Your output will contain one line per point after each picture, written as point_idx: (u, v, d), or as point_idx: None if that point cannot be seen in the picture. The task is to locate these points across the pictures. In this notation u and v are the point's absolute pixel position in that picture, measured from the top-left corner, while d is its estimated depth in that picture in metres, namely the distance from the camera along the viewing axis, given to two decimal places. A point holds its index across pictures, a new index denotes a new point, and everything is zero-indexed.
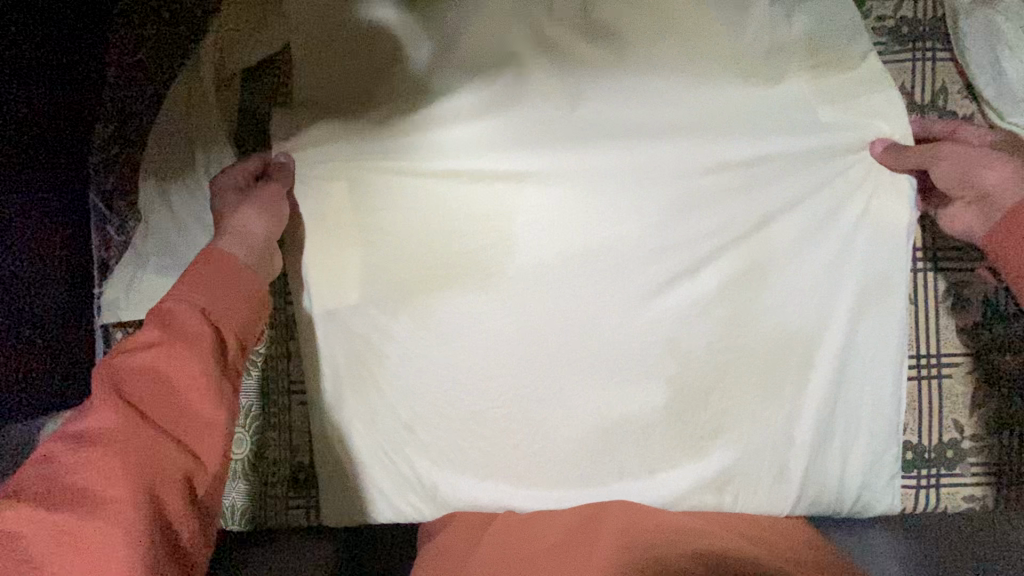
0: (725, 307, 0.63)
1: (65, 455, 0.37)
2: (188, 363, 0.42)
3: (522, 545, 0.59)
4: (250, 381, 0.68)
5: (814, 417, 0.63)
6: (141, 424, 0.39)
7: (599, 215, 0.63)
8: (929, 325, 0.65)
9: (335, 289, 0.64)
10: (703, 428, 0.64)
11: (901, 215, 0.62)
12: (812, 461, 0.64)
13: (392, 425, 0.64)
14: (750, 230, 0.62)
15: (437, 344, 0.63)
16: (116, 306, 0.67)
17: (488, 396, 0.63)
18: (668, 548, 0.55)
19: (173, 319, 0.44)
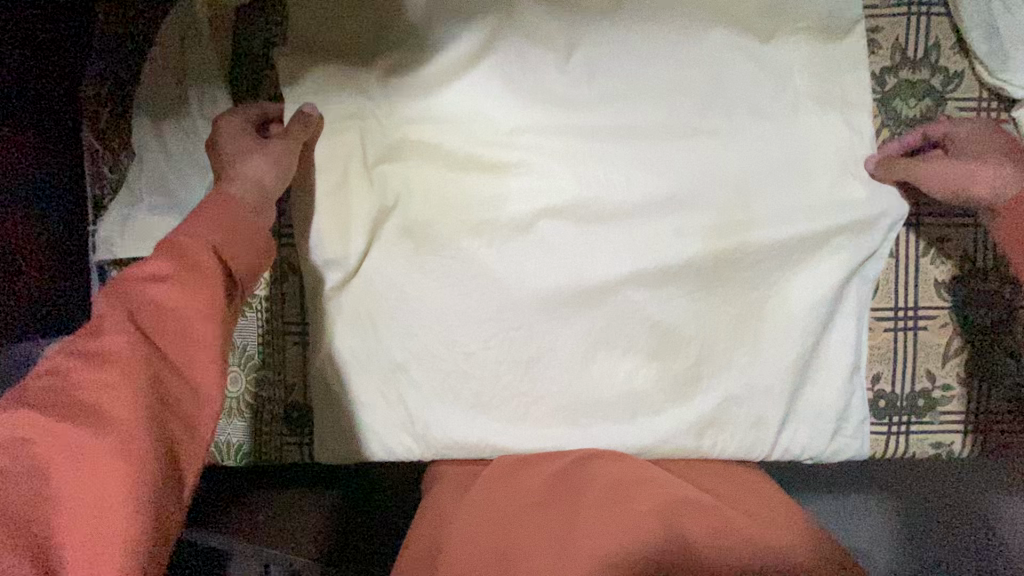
0: (710, 253, 0.64)
1: (75, 371, 0.39)
2: (197, 301, 0.44)
3: (501, 501, 0.57)
4: (246, 321, 0.70)
5: (793, 364, 0.65)
6: (149, 355, 0.41)
7: (591, 160, 0.64)
8: (908, 278, 0.67)
9: (329, 230, 0.64)
10: (686, 370, 0.65)
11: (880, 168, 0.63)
12: (790, 407, 0.66)
13: (383, 365, 0.66)
14: (734, 178, 0.64)
15: (430, 285, 0.64)
16: (111, 244, 0.68)
17: (476, 339, 0.65)
18: (644, 499, 0.53)
19: (185, 254, 0.45)
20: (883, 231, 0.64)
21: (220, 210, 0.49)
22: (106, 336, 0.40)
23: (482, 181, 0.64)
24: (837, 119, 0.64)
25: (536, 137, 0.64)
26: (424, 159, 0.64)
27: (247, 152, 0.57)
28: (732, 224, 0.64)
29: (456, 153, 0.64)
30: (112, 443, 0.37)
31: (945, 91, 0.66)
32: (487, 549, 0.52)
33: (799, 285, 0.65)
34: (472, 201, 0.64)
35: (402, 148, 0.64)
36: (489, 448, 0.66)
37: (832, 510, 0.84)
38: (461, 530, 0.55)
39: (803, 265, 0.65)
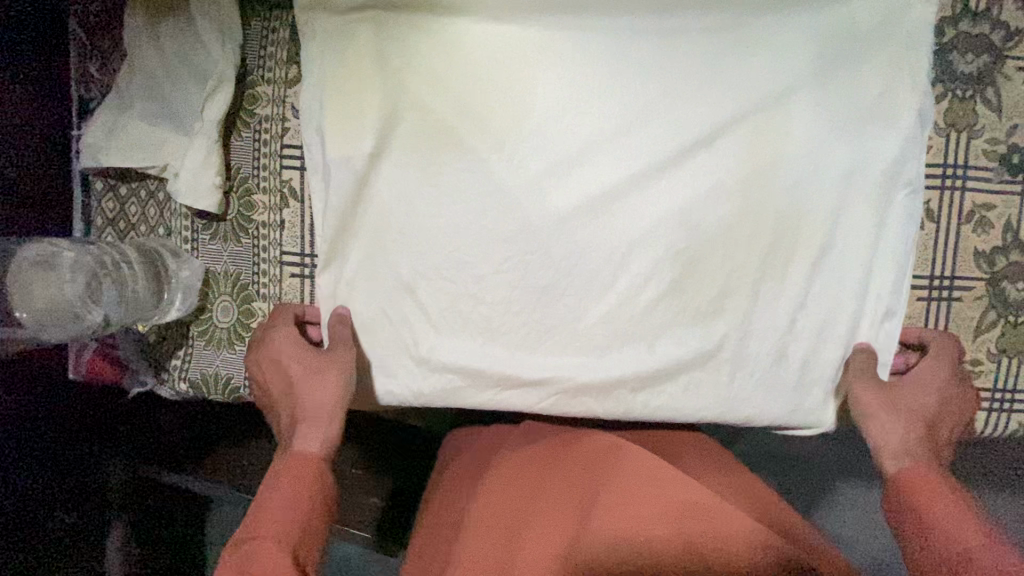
0: (741, 197, 0.61)
1: (260, 503, 0.53)
2: (303, 471, 0.55)
3: (528, 478, 0.61)
4: (240, 248, 0.65)
5: (812, 320, 0.64)
6: (285, 513, 0.51)
7: (621, 90, 0.60)
8: (947, 246, 0.64)
9: (341, 138, 0.61)
10: (703, 305, 0.63)
11: (921, 110, 0.60)
12: (807, 368, 0.64)
13: (393, 289, 0.63)
14: (773, 120, 0.60)
15: (446, 208, 0.61)
16: (95, 152, 0.62)
17: (489, 265, 0.62)
18: (637, 484, 0.55)
19: (294, 455, 0.56)
20: (915, 184, 0.62)
21: (315, 354, 0.61)
22: (265, 503, 0.52)
23: (505, 104, 0.60)
24: (888, 65, 0.60)
25: (565, 61, 0.60)
26: (447, 80, 0.60)
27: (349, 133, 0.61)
28: (763, 163, 0.61)
29: (476, 74, 0.60)
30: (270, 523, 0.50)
31: (1005, 47, 0.62)
32: (505, 517, 0.58)
33: (830, 240, 0.62)
34: (492, 128, 0.61)
35: (424, 66, 0.60)
36: (494, 377, 0.64)
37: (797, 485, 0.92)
38: (492, 486, 0.61)
39: (834, 218, 0.62)
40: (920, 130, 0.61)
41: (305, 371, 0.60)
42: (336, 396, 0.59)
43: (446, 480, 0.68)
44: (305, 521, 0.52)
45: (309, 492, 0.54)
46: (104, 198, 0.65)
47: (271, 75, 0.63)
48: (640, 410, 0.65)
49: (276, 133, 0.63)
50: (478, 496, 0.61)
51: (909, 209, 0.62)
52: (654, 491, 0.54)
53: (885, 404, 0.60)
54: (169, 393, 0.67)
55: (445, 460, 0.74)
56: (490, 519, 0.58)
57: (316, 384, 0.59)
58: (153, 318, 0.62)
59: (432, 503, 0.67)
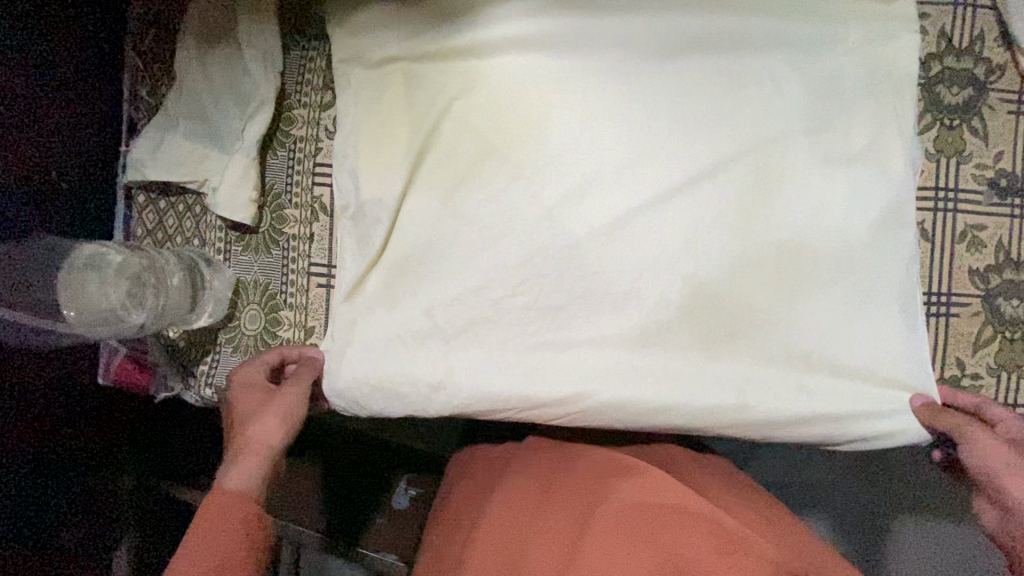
0: (753, 221, 0.62)
1: (213, 514, 0.50)
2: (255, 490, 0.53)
3: (531, 482, 0.61)
4: (271, 258, 0.68)
5: (833, 341, 0.63)
6: (238, 527, 0.49)
7: (636, 121, 0.62)
8: (942, 264, 0.67)
9: (371, 179, 0.64)
10: (720, 331, 0.62)
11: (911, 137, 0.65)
12: (830, 398, 0.62)
13: (414, 313, 0.63)
14: (779, 146, 0.63)
15: (464, 234, 0.63)
16: (142, 166, 0.66)
17: (502, 296, 0.62)
18: (625, 490, 0.55)
19: (246, 468, 0.54)
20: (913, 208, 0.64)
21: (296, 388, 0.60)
22: (217, 517, 0.49)
23: (524, 134, 0.62)
24: (880, 96, 0.64)
25: (586, 94, 0.62)
26: (470, 122, 0.63)
27: (383, 156, 0.64)
28: (768, 190, 0.63)
29: (498, 110, 0.62)
30: (228, 539, 0.49)
31: (988, 81, 0.67)
32: (504, 518, 0.58)
33: (850, 272, 0.63)
34: (511, 162, 0.62)
35: (451, 109, 0.63)
36: (512, 398, 0.62)
37: (808, 514, 0.95)
38: (498, 490, 0.62)
39: (841, 240, 0.63)
40: (913, 156, 0.65)
41: (279, 402, 0.59)
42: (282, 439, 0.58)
43: (458, 491, 0.69)
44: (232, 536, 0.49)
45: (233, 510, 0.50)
46: (145, 210, 0.69)
47: (308, 99, 0.68)
48: (651, 422, 0.63)
49: (309, 153, 0.68)
50: (488, 505, 0.61)
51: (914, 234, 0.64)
52: (652, 509, 0.53)
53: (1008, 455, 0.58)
54: (194, 399, 0.69)
55: (453, 480, 0.73)
56: (494, 526, 0.58)
57: (262, 421, 0.58)
58: (186, 322, 0.65)
59: (443, 516, 0.67)
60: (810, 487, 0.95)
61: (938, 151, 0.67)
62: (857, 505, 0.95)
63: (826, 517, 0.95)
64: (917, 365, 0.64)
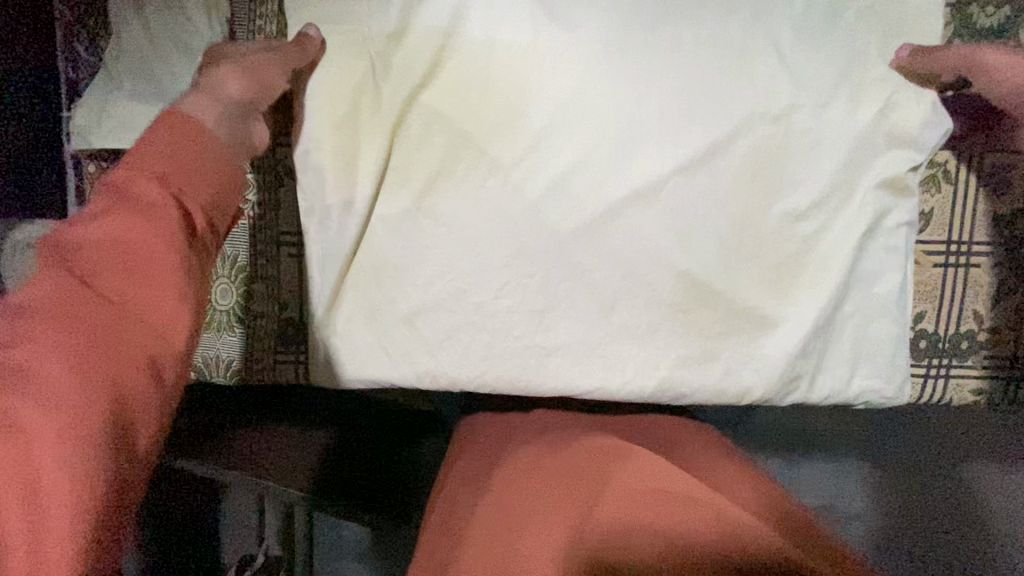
0: (754, 184, 0.57)
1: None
2: (78, 348, 0.34)
3: (529, 464, 0.58)
4: (237, 228, 0.64)
5: (837, 297, 0.59)
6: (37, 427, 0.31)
7: (626, 65, 0.55)
8: (965, 209, 0.61)
9: (335, 175, 0.58)
10: (717, 322, 0.59)
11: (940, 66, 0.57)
12: (830, 354, 0.60)
13: (388, 304, 0.59)
14: (786, 82, 0.56)
15: (437, 242, 0.58)
16: (87, 133, 0.60)
17: (484, 279, 0.58)
18: (626, 475, 0.52)
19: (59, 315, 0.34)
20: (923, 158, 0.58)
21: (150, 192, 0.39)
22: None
23: (498, 107, 0.56)
24: (900, 21, 0.57)
25: (569, 66, 0.55)
26: (441, 111, 0.57)
27: (346, 109, 0.58)
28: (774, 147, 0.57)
29: (467, 91, 0.56)
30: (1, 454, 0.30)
31: None
32: (504, 503, 0.55)
33: (856, 253, 0.58)
34: (487, 155, 0.57)
35: (417, 99, 0.57)
36: (501, 366, 0.60)
37: (818, 482, 0.91)
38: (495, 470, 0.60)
39: (849, 212, 0.58)
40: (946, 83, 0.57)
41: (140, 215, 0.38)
42: (116, 279, 0.36)
43: (455, 467, 0.66)
44: (117, 480, 0.34)
45: (129, 425, 0.35)
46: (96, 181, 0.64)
47: None
48: (646, 388, 0.60)
49: (270, 109, 0.62)
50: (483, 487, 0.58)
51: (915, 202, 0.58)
52: (658, 493, 0.50)
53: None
54: None
55: (447, 464, 0.70)
56: (488, 514, 0.55)
57: (93, 266, 0.36)
58: None
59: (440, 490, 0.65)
60: (814, 449, 0.91)
61: None
62: (867, 465, 0.91)
63: (836, 482, 0.91)
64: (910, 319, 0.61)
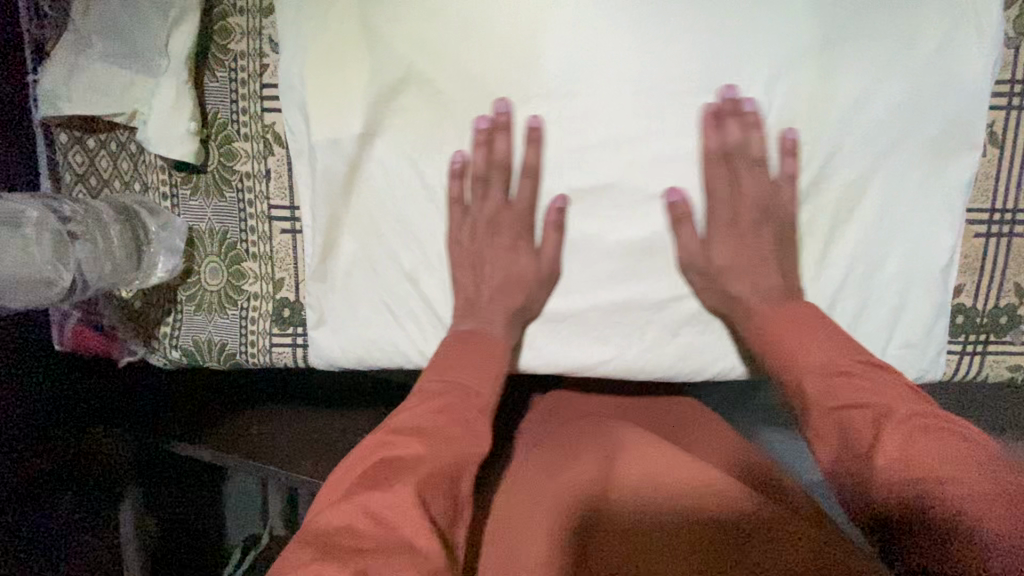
0: (780, 145, 0.54)
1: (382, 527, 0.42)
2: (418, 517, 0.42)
3: (553, 446, 0.55)
4: (225, 202, 0.59)
5: (862, 264, 0.56)
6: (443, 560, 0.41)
7: (646, 24, 0.52)
8: (1012, 172, 0.57)
9: (323, 122, 0.54)
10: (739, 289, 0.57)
11: (985, 14, 0.52)
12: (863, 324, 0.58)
13: (391, 266, 0.57)
14: (816, 39, 0.52)
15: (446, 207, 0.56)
16: (56, 98, 0.55)
17: None
18: (668, 469, 0.49)
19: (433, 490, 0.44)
20: (982, 117, 0.54)
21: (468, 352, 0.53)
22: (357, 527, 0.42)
23: (507, 65, 0.53)
24: None
25: (584, 12, 0.52)
26: (447, 70, 0.53)
27: (345, 69, 0.54)
28: (807, 105, 0.53)
29: (474, 42, 0.52)
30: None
31: None
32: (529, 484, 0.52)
33: (886, 212, 0.55)
34: (497, 118, 0.53)
35: (418, 56, 0.53)
36: (515, 336, 0.58)
37: None
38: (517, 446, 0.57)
39: (882, 176, 0.55)
40: (994, 31, 0.53)
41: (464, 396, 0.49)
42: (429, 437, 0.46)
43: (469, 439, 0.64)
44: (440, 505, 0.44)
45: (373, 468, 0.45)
46: (71, 151, 0.60)
47: (244, 3, 0.56)
48: (663, 360, 0.58)
49: (255, 68, 0.57)
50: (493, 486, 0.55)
51: (974, 156, 0.55)
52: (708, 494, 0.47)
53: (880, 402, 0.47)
54: (162, 362, 0.63)
55: None
56: (510, 491, 0.52)
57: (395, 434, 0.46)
58: (133, 281, 0.58)
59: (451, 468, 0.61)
60: None
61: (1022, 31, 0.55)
62: None
63: None
64: (945, 290, 0.58)
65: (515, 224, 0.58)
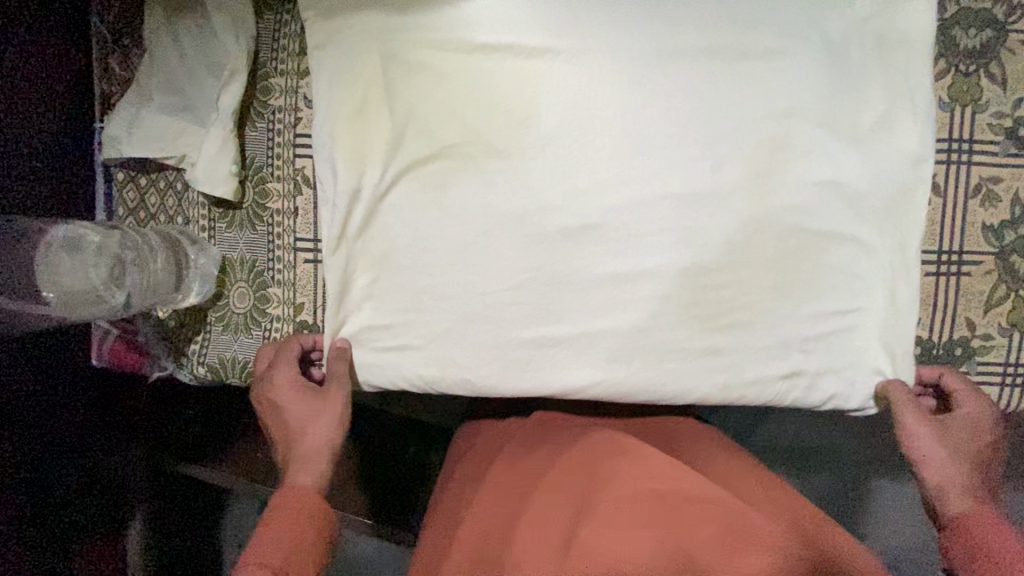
0: (749, 194, 0.61)
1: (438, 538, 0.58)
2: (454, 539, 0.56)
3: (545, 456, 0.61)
4: (256, 234, 0.67)
5: (824, 301, 0.63)
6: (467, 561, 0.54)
7: (626, 93, 0.61)
8: (956, 221, 0.64)
9: (352, 170, 0.63)
10: (715, 319, 0.63)
11: (918, 84, 0.61)
12: (830, 353, 0.64)
13: (403, 293, 0.63)
14: (777, 105, 0.61)
15: (451, 240, 0.62)
16: (118, 142, 0.64)
17: (502, 284, 0.63)
18: (644, 466, 0.54)
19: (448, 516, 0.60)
20: (925, 170, 0.62)
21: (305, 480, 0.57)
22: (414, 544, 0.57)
23: (510, 125, 0.61)
24: (882, 54, 0.61)
25: (577, 79, 0.60)
26: (454, 124, 0.61)
27: (369, 125, 0.63)
28: (771, 159, 0.61)
29: (482, 103, 0.61)
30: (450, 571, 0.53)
31: (1009, 21, 0.62)
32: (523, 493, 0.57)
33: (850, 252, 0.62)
34: (500, 160, 0.61)
35: (432, 107, 0.61)
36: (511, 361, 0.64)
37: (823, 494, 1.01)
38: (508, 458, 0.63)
39: (839, 221, 0.62)
40: (927, 99, 0.61)
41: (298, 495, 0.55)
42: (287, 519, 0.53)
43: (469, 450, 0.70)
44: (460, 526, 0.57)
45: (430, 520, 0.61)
46: (125, 188, 0.68)
47: (285, 66, 0.65)
48: (646, 383, 0.64)
49: (290, 119, 0.65)
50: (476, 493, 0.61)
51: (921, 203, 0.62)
52: (680, 487, 0.52)
53: (953, 462, 0.58)
54: (188, 378, 0.69)
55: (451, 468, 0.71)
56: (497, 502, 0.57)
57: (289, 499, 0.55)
58: (172, 302, 0.65)
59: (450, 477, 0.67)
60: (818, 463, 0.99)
61: (954, 99, 0.63)
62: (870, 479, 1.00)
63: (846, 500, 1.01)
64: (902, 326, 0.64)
65: (341, 408, 0.60)
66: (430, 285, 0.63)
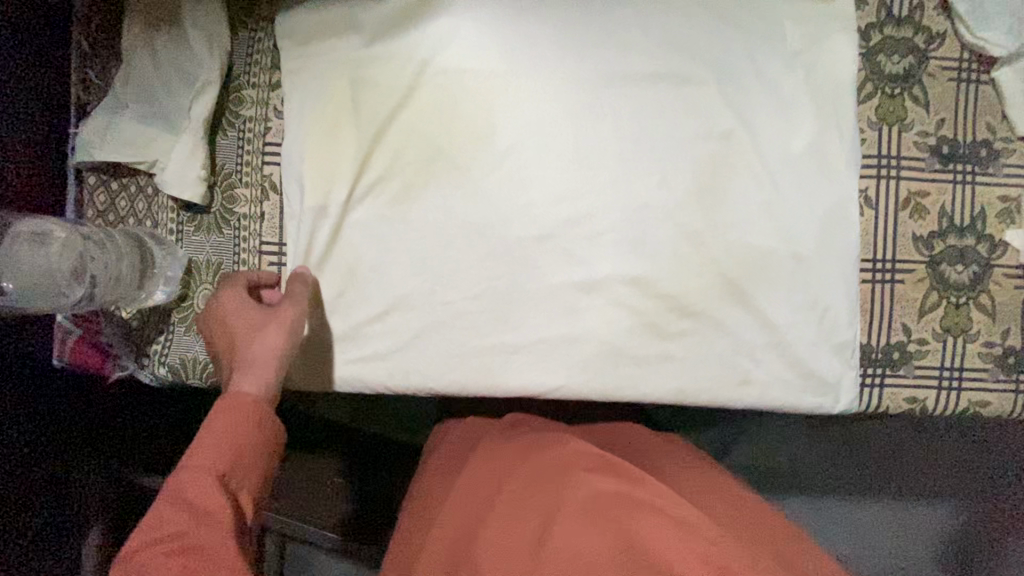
0: (693, 204, 0.65)
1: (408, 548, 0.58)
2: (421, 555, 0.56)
3: (501, 466, 0.60)
4: (222, 237, 0.69)
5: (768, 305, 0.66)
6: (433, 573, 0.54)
7: (578, 109, 0.65)
8: (888, 231, 0.68)
9: (317, 176, 0.66)
10: (664, 324, 0.65)
11: (847, 105, 0.66)
12: (775, 356, 0.66)
13: (363, 295, 0.65)
14: (718, 121, 0.65)
15: (410, 244, 0.65)
16: (90, 147, 0.67)
17: (459, 288, 0.65)
18: (600, 482, 0.53)
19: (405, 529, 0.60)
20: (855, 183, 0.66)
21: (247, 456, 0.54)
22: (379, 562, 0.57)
23: (469, 137, 0.65)
24: (814, 77, 0.66)
25: (531, 95, 0.64)
26: (415, 135, 0.65)
27: (335, 135, 0.66)
28: (713, 172, 0.65)
29: (442, 115, 0.65)
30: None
31: (928, 49, 0.68)
32: (482, 506, 0.57)
33: (790, 260, 0.65)
34: (459, 170, 0.65)
35: (395, 119, 0.65)
36: (467, 362, 0.65)
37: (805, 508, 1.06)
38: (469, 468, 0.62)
39: (780, 230, 0.65)
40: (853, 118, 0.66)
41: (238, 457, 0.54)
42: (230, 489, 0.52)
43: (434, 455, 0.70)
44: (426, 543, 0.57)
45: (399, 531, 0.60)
46: (95, 192, 0.70)
47: (257, 79, 0.69)
48: (597, 384, 0.66)
49: (260, 128, 0.69)
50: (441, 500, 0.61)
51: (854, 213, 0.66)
52: (633, 499, 0.51)
53: None
54: (149, 378, 0.70)
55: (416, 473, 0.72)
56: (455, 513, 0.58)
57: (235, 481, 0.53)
58: (136, 300, 0.66)
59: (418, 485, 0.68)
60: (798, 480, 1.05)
61: (882, 119, 0.68)
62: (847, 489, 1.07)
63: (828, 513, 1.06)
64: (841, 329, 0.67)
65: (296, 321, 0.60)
66: (389, 287, 0.65)
